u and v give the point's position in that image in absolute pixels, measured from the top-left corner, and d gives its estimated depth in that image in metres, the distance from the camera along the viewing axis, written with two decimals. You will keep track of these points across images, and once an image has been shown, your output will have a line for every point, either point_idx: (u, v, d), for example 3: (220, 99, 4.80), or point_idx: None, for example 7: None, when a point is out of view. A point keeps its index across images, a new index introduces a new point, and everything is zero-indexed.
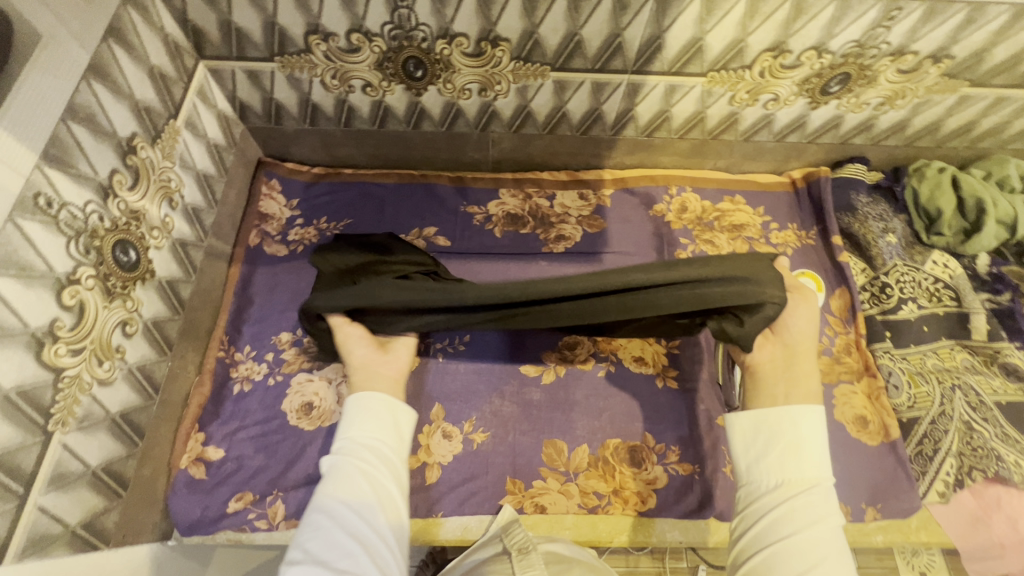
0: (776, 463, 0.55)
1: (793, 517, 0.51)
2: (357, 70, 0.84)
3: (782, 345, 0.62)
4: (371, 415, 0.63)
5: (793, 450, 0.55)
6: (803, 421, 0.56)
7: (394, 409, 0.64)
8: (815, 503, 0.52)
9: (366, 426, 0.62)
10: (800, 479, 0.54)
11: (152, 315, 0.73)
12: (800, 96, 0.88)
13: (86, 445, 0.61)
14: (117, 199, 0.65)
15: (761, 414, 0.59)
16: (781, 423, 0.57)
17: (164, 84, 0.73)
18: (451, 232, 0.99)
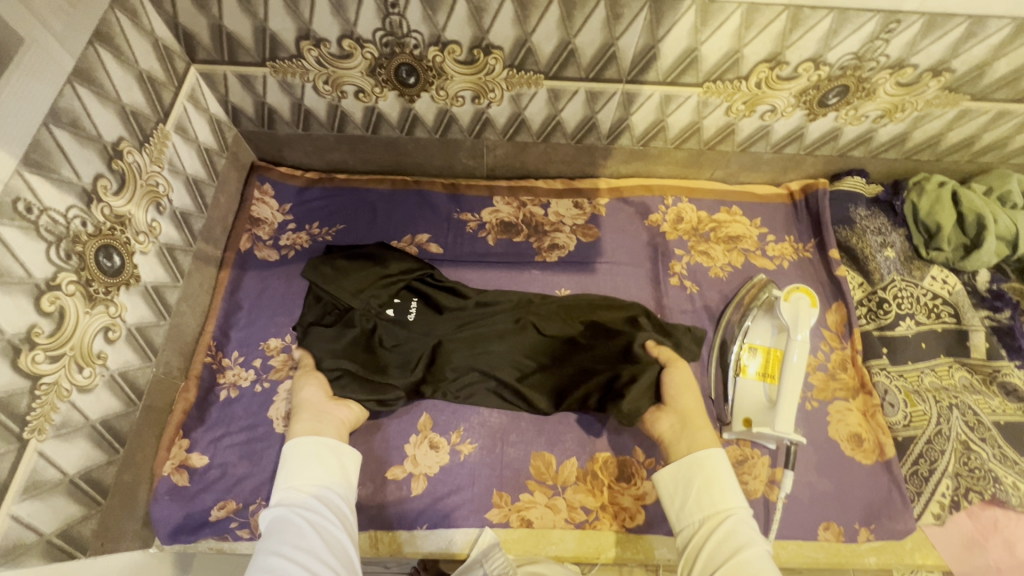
0: (703, 503, 0.64)
1: (721, 550, 0.59)
2: (349, 77, 0.83)
3: (674, 414, 0.77)
4: (315, 458, 0.68)
5: (707, 485, 0.65)
6: (711, 460, 0.67)
7: (341, 453, 0.70)
8: (733, 526, 0.60)
9: (309, 468, 0.67)
10: (719, 512, 0.63)
11: (137, 320, 0.72)
12: (798, 107, 0.87)
13: (64, 453, 0.61)
14: (101, 204, 0.65)
15: (682, 462, 0.68)
16: (694, 467, 0.67)
17: (153, 88, 0.73)
18: (444, 240, 0.99)
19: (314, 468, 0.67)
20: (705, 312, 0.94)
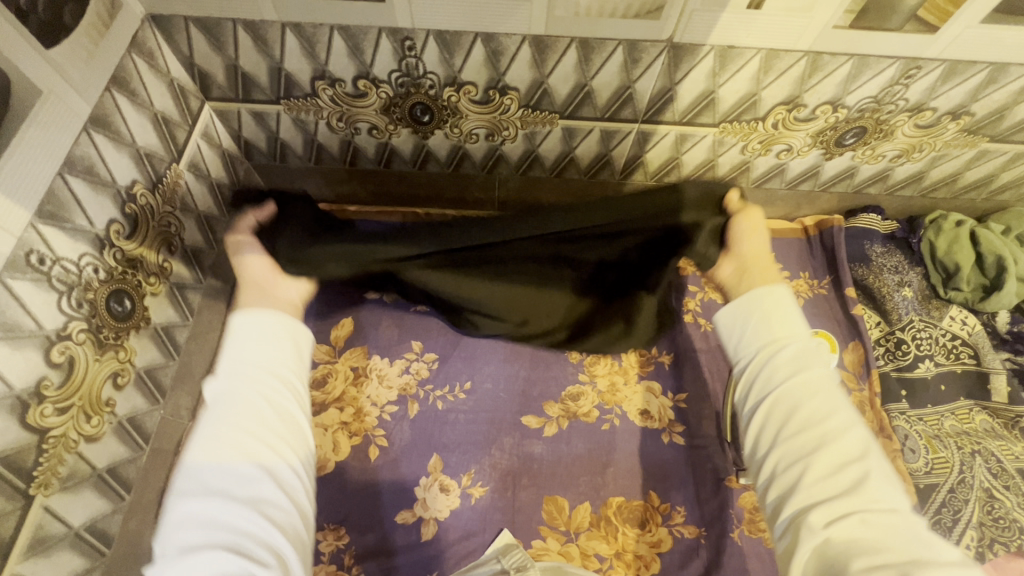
0: (760, 325, 0.56)
1: (774, 344, 0.54)
2: (363, 114, 0.83)
3: (736, 261, 0.64)
4: (263, 329, 0.52)
5: (767, 316, 0.56)
6: (782, 298, 0.56)
7: (295, 332, 0.54)
8: (788, 323, 0.55)
9: (248, 333, 0.52)
10: (772, 302, 0.56)
11: (146, 363, 0.71)
12: (815, 147, 0.86)
13: (70, 505, 0.59)
14: (114, 249, 0.64)
15: (747, 296, 0.58)
16: (765, 306, 0.56)
17: (167, 128, 0.72)
18: None
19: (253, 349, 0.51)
20: (720, 350, 0.93)
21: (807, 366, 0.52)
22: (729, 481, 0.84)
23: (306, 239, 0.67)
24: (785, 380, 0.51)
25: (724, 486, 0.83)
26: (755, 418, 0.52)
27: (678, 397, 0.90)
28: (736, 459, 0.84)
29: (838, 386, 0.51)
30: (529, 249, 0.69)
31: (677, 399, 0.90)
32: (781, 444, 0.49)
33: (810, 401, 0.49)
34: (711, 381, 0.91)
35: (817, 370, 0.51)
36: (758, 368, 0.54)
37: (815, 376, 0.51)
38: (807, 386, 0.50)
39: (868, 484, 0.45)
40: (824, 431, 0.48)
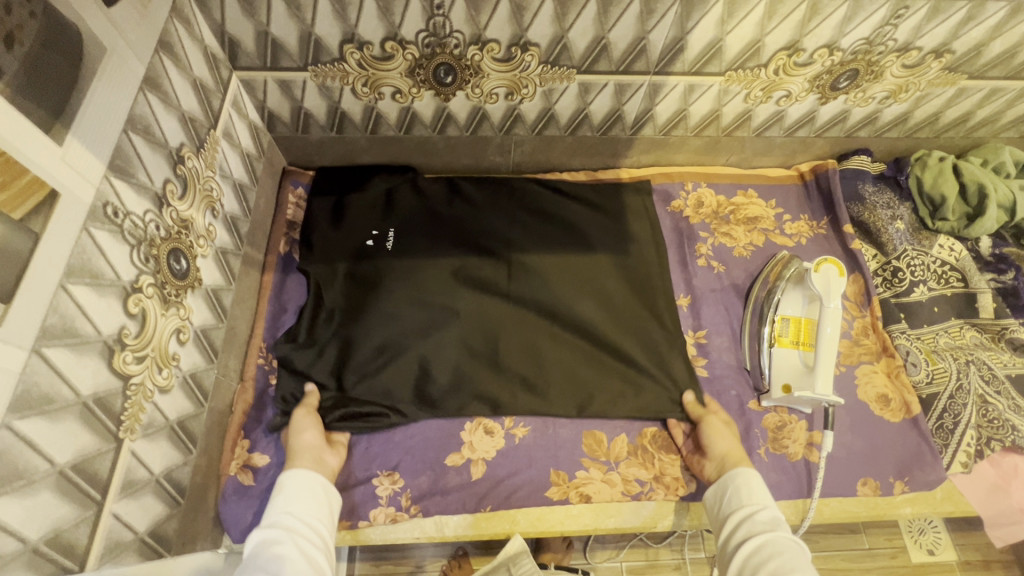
0: (734, 499, 0.75)
1: (754, 522, 0.71)
2: (387, 78, 0.86)
3: (716, 463, 0.81)
4: (303, 490, 0.71)
5: (739, 493, 0.75)
6: (747, 487, 0.75)
7: (315, 510, 0.70)
8: (761, 499, 0.74)
9: (289, 492, 0.70)
10: (752, 502, 0.73)
11: (201, 323, 0.73)
12: (811, 92, 0.92)
13: (150, 452, 0.62)
14: (170, 208, 0.66)
15: (728, 477, 0.78)
16: (738, 502, 0.75)
17: (204, 94, 0.74)
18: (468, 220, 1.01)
19: (280, 498, 0.70)
20: (732, 289, 0.99)
21: (774, 531, 0.68)
22: (751, 404, 0.90)
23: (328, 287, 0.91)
24: (761, 536, 0.68)
25: (748, 409, 0.90)
26: (740, 557, 0.68)
27: (698, 334, 0.96)
28: (757, 384, 0.91)
29: (804, 560, 0.65)
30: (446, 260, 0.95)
31: (696, 336, 0.96)
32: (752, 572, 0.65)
33: (776, 548, 0.65)
34: (727, 317, 0.97)
35: (781, 536, 0.67)
36: (739, 525, 0.72)
37: (783, 540, 0.67)
38: (769, 552, 0.66)
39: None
40: (785, 567, 0.62)
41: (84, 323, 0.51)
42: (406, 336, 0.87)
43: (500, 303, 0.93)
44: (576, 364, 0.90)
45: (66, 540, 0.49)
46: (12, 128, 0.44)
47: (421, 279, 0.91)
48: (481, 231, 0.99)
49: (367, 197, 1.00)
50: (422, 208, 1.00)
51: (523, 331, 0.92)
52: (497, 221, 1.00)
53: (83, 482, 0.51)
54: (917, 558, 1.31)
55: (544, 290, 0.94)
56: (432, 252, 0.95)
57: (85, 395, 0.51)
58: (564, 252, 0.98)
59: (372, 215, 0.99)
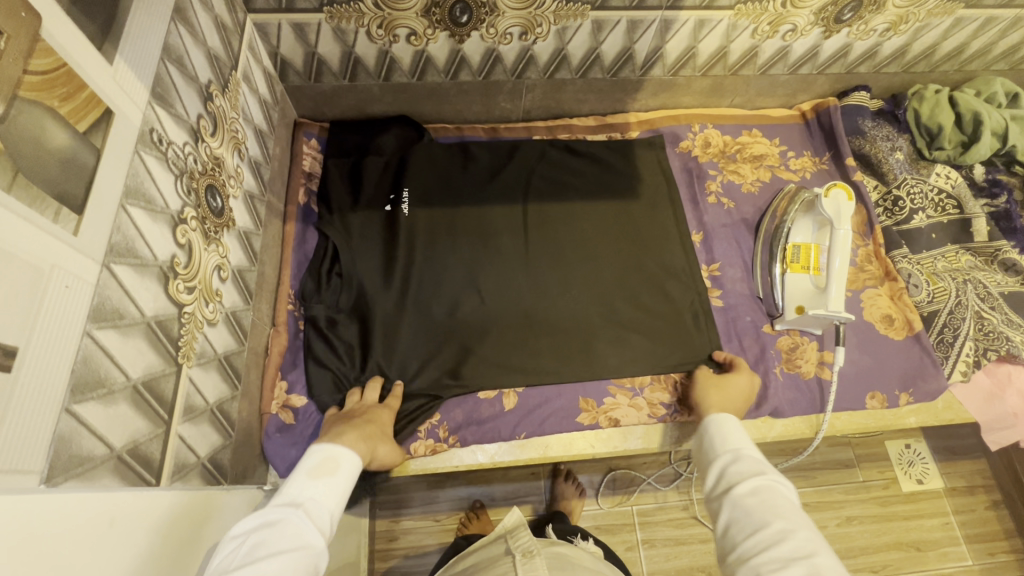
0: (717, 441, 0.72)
1: (738, 465, 0.67)
2: (403, 18, 0.86)
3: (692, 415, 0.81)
4: (331, 477, 0.61)
5: (723, 437, 0.72)
6: (729, 430, 0.72)
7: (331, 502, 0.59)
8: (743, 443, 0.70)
9: (333, 479, 0.61)
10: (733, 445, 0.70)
11: (237, 262, 0.74)
12: (816, 25, 0.95)
13: (204, 381, 0.63)
14: (204, 143, 0.66)
15: (704, 428, 0.76)
16: (718, 450, 0.71)
17: (224, 33, 0.74)
18: (478, 179, 1.05)
19: (317, 481, 0.60)
20: (742, 224, 1.03)
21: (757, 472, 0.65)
22: (766, 328, 0.95)
23: (351, 243, 0.95)
24: (743, 479, 0.64)
25: (763, 334, 0.94)
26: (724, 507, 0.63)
27: (711, 267, 1.00)
28: (770, 310, 0.95)
29: (790, 502, 0.61)
30: (461, 216, 1.01)
31: (710, 269, 1.00)
32: (738, 521, 0.61)
33: (761, 495, 0.62)
34: (738, 250, 1.01)
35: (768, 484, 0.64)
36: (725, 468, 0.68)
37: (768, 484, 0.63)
38: (753, 498, 0.62)
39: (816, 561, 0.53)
40: (773, 519, 0.59)
41: (142, 245, 0.52)
42: (433, 312, 0.92)
43: (521, 272, 0.97)
44: (597, 327, 0.93)
45: (143, 452, 0.51)
46: (69, 38, 0.44)
47: (447, 262, 0.96)
48: (497, 194, 1.03)
49: (384, 158, 1.03)
50: (442, 165, 1.05)
51: (547, 298, 0.95)
52: (507, 176, 1.05)
53: (153, 399, 0.53)
54: (907, 487, 1.39)
55: (568, 262, 0.98)
56: (449, 212, 1.01)
57: (149, 316, 0.53)
58: (567, 204, 1.03)
59: (387, 174, 1.03)
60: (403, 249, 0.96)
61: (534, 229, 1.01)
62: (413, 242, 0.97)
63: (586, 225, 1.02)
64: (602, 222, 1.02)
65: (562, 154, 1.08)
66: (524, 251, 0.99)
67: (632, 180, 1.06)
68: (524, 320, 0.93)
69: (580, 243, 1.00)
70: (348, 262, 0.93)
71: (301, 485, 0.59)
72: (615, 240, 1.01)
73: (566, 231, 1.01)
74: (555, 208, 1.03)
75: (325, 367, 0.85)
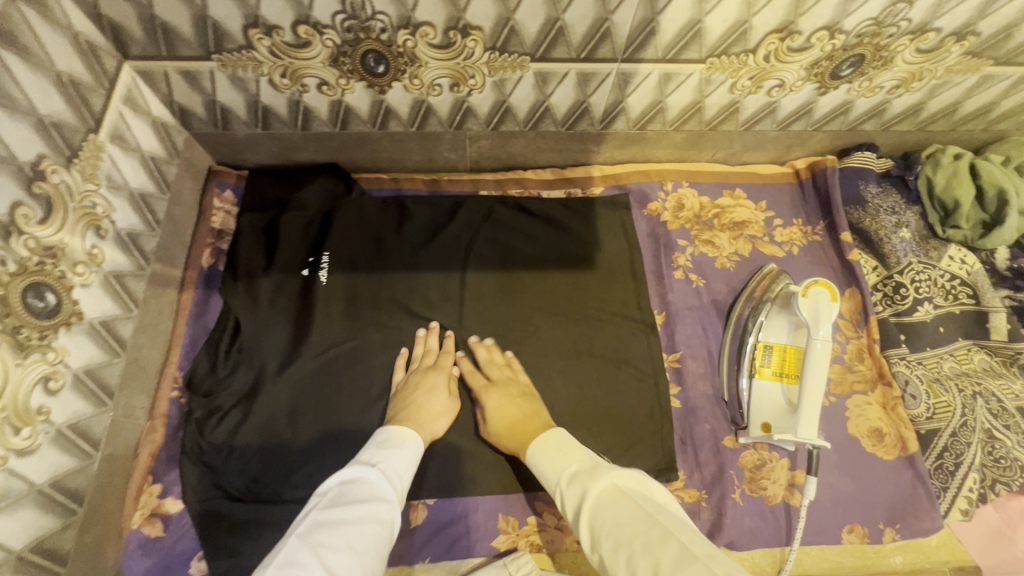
0: (551, 470, 0.62)
1: (569, 493, 0.58)
2: (308, 68, 0.73)
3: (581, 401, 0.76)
4: (404, 459, 0.65)
5: (552, 463, 0.62)
6: (558, 438, 0.65)
7: (392, 471, 0.63)
8: (573, 457, 0.62)
9: (401, 452, 0.66)
10: (578, 462, 0.61)
11: (85, 363, 0.63)
12: (808, 81, 0.79)
13: (6, 526, 0.53)
14: (23, 236, 0.55)
15: (549, 438, 0.65)
16: (574, 452, 0.62)
17: (77, 92, 0.63)
18: (413, 238, 0.90)
19: (391, 449, 0.66)
20: (712, 306, 0.88)
21: (594, 484, 0.56)
22: (726, 441, 0.80)
23: (254, 311, 0.81)
24: (586, 499, 0.55)
25: (724, 448, 0.80)
26: (587, 526, 0.54)
27: (672, 358, 0.85)
28: (734, 418, 0.80)
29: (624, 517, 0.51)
30: (386, 282, 0.87)
31: (670, 360, 0.85)
32: (603, 558, 0.51)
33: (611, 516, 0.52)
34: (704, 339, 0.86)
35: (637, 492, 0.54)
36: (562, 506, 0.59)
37: (607, 491, 0.55)
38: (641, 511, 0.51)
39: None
40: (630, 545, 0.49)
41: None
42: (344, 402, 0.79)
43: (450, 354, 0.83)
44: (547, 425, 0.80)
45: None
46: None
47: (366, 341, 0.83)
48: (434, 259, 0.89)
49: (304, 217, 0.89)
50: (372, 222, 0.90)
51: (483, 387, 0.82)
52: (448, 236, 0.91)
53: None
54: None
55: (506, 341, 0.84)
56: (375, 279, 0.87)
57: None
58: (512, 271, 0.89)
59: (307, 231, 0.88)
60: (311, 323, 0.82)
61: (472, 300, 0.87)
62: (329, 315, 0.83)
63: (533, 296, 0.87)
64: (552, 293, 0.88)
65: (512, 213, 0.93)
66: (458, 328, 0.85)
67: (590, 248, 0.91)
68: (452, 418, 0.80)
69: (524, 318, 0.86)
70: (248, 341, 0.80)
71: (374, 451, 0.65)
72: (567, 317, 0.86)
73: (508, 302, 0.87)
74: (498, 274, 0.88)
75: (209, 468, 0.73)
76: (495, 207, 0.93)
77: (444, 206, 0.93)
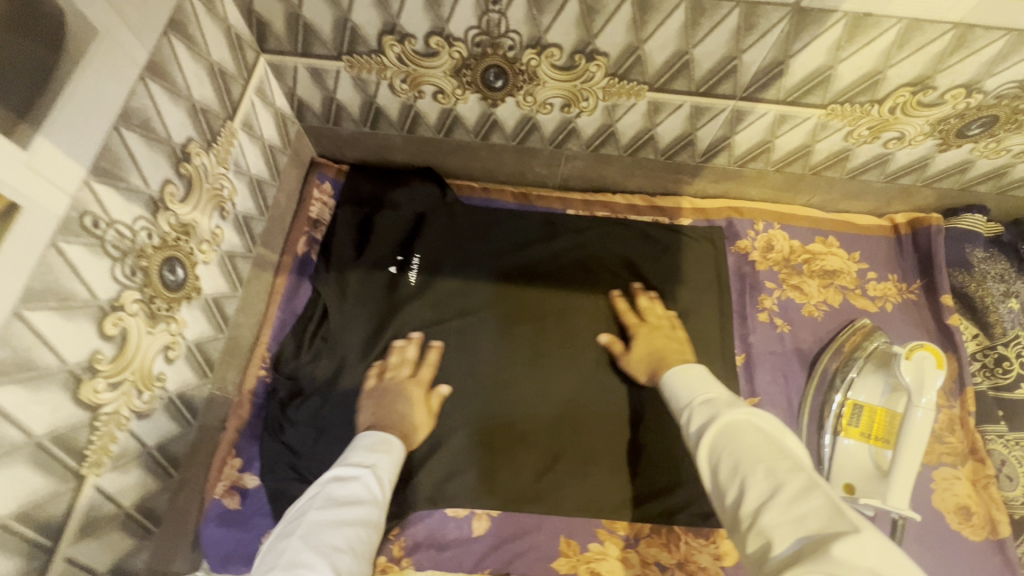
0: (685, 394, 0.62)
1: (697, 412, 0.57)
2: (429, 76, 0.75)
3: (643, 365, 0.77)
4: (387, 463, 0.64)
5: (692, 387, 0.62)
6: (692, 380, 0.63)
7: (380, 479, 0.61)
8: (711, 387, 0.60)
9: (386, 455, 0.64)
10: (713, 393, 0.59)
11: (196, 336, 0.67)
12: (930, 137, 0.77)
13: (120, 484, 0.56)
14: (168, 212, 0.58)
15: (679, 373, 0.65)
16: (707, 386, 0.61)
17: (223, 81, 0.66)
18: (498, 250, 0.91)
19: (380, 454, 0.64)
20: (796, 355, 0.86)
21: (728, 411, 0.54)
22: None
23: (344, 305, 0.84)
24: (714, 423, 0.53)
25: None
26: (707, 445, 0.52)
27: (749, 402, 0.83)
28: (811, 473, 0.78)
29: (758, 446, 0.49)
30: (467, 289, 0.88)
31: (747, 404, 0.83)
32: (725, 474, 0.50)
33: (745, 446, 0.49)
34: (784, 387, 0.84)
35: (771, 432, 0.51)
36: (688, 423, 0.58)
37: (742, 418, 0.52)
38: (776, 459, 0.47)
39: (809, 517, 0.42)
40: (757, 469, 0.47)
41: (44, 353, 0.45)
42: None
43: (523, 368, 0.84)
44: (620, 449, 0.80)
45: None
46: None
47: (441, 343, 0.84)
48: (518, 271, 0.90)
49: (396, 217, 0.91)
50: (460, 229, 0.92)
51: (554, 405, 0.82)
52: (533, 250, 0.92)
53: (28, 530, 0.46)
54: None
55: (577, 358, 0.85)
56: (460, 285, 0.88)
57: (41, 435, 0.45)
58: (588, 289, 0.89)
59: (398, 232, 0.90)
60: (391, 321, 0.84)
61: (543, 312, 0.87)
62: (412, 315, 0.85)
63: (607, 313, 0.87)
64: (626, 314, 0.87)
65: (598, 235, 0.93)
66: (532, 340, 0.86)
67: (673, 279, 0.89)
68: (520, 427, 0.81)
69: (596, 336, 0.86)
70: (335, 332, 0.82)
71: (364, 454, 0.63)
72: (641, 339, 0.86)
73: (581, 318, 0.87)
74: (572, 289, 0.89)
75: (288, 447, 0.75)
76: (579, 229, 0.93)
77: (532, 221, 0.94)
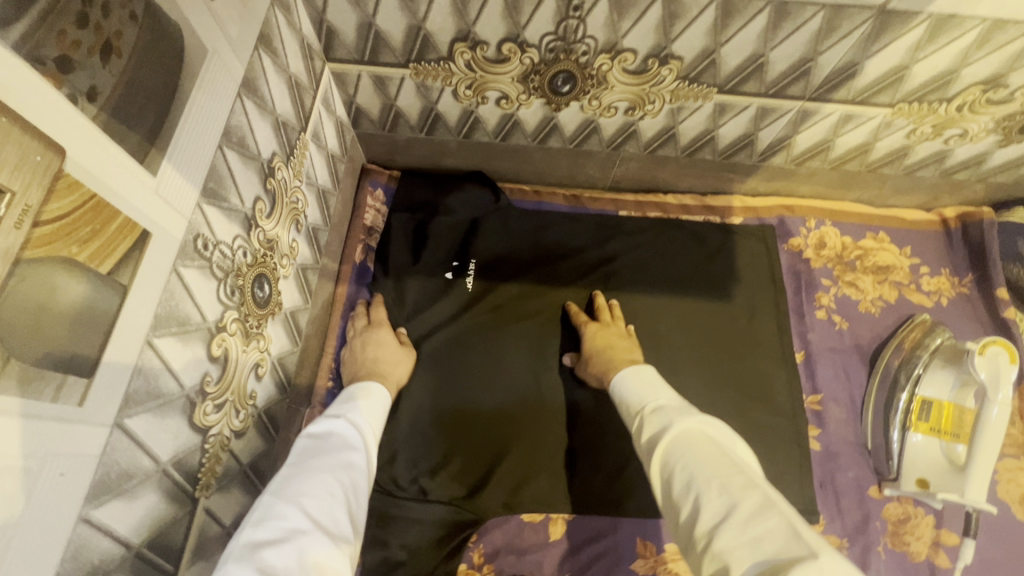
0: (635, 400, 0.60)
1: (651, 423, 0.55)
2: (496, 82, 0.75)
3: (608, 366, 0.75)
4: (369, 412, 0.64)
5: (637, 393, 0.60)
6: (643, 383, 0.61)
7: (361, 427, 0.61)
8: (662, 394, 0.58)
9: (368, 403, 0.65)
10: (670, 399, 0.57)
11: (278, 351, 0.66)
12: (992, 133, 0.77)
13: (223, 504, 0.56)
14: (258, 229, 0.58)
15: (631, 376, 0.63)
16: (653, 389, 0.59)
17: (298, 92, 0.65)
18: (556, 254, 0.91)
19: (357, 402, 0.65)
20: (856, 352, 0.87)
21: (680, 419, 0.52)
22: (871, 491, 0.79)
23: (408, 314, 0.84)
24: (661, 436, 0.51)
25: (868, 498, 0.78)
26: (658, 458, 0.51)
27: (812, 400, 0.84)
28: (879, 468, 0.79)
29: (708, 456, 0.47)
30: (529, 295, 0.88)
31: (811, 402, 0.84)
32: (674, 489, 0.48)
33: (691, 457, 0.48)
34: (846, 383, 0.85)
35: (725, 441, 0.50)
36: (638, 432, 0.56)
37: (695, 426, 0.51)
38: (733, 470, 0.45)
39: (765, 538, 0.40)
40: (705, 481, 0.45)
41: (168, 380, 0.44)
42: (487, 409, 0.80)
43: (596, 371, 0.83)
44: None
45: None
46: (115, 169, 0.36)
47: (505, 349, 0.84)
48: (577, 275, 0.90)
49: (452, 223, 0.90)
50: (516, 234, 0.92)
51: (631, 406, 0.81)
52: (589, 253, 0.91)
53: (156, 556, 0.45)
54: None
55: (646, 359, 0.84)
56: (520, 290, 0.88)
57: (166, 461, 0.45)
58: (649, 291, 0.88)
59: (454, 238, 0.90)
60: (456, 328, 0.84)
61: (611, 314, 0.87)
62: (475, 322, 0.85)
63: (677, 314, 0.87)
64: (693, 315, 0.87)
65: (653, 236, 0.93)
66: None
67: (732, 278, 0.90)
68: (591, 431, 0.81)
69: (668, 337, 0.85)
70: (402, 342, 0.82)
71: (339, 406, 0.64)
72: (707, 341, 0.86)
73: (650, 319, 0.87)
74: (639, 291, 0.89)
75: None
76: (635, 230, 0.93)
77: (587, 224, 0.93)
